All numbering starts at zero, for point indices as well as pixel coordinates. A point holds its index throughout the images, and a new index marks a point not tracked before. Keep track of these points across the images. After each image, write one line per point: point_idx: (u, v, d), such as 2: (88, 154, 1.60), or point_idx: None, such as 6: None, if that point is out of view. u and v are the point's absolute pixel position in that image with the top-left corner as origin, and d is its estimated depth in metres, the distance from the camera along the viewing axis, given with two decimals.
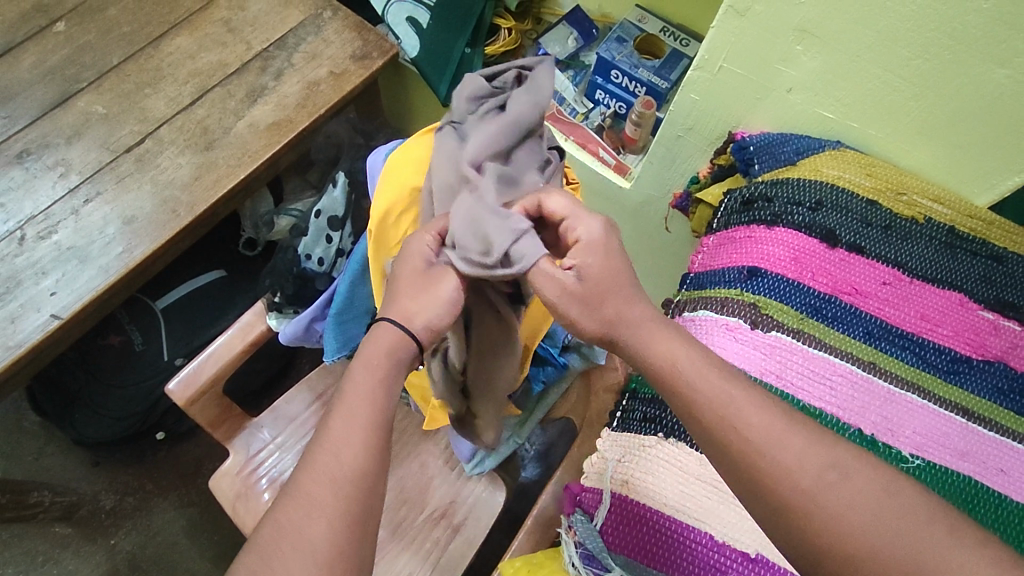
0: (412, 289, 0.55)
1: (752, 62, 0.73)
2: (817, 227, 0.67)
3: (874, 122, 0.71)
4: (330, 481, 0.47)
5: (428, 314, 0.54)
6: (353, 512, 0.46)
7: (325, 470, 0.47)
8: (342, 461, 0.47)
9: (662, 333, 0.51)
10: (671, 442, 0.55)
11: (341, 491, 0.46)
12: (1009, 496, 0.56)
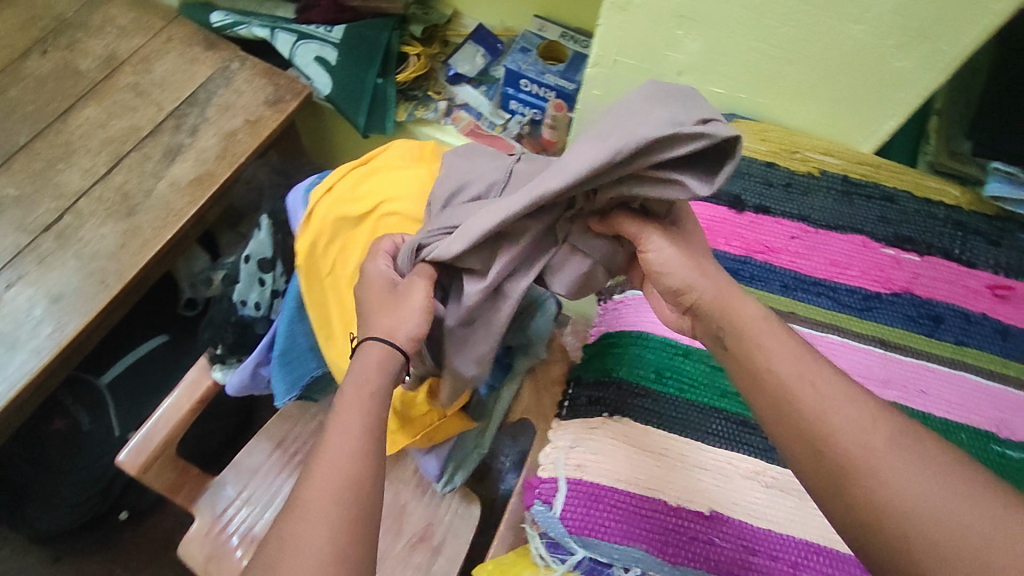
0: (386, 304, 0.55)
1: (641, 52, 0.78)
2: (723, 195, 0.71)
3: (759, 91, 0.75)
4: (335, 484, 0.46)
5: (407, 326, 0.54)
6: (360, 516, 0.46)
7: (330, 470, 0.47)
8: (348, 460, 0.48)
9: (741, 316, 0.50)
10: (616, 419, 0.58)
11: (356, 494, 0.47)
12: (930, 414, 0.61)
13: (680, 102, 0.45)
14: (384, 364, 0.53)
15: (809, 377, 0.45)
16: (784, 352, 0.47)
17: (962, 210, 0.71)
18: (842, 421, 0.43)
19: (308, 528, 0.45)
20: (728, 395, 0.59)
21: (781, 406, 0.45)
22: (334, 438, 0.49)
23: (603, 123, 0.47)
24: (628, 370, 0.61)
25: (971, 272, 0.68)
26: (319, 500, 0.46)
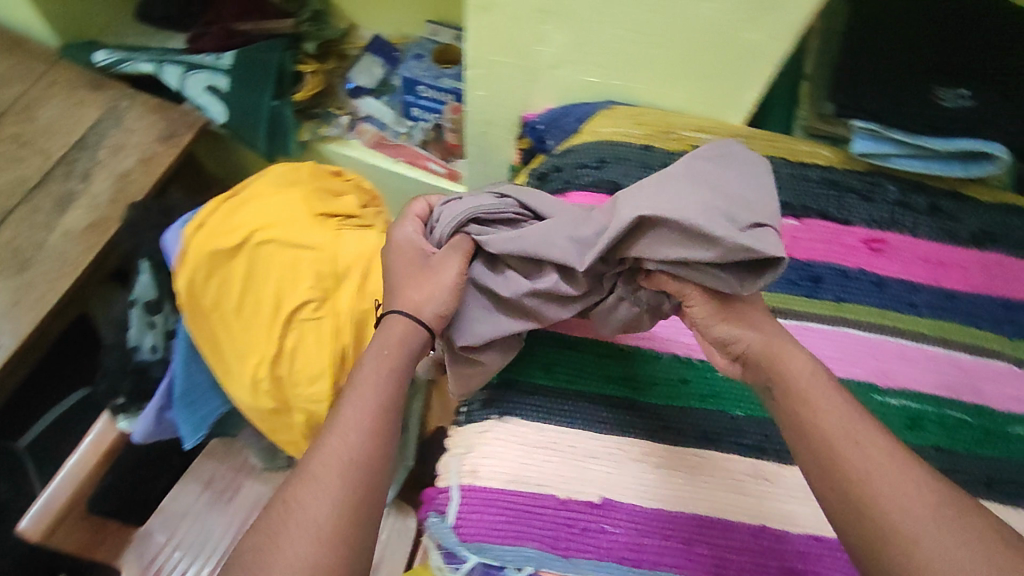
0: (415, 280, 0.58)
1: (514, 49, 0.77)
2: (602, 183, 0.72)
3: (632, 76, 0.75)
4: (341, 461, 0.49)
5: (434, 304, 0.56)
6: (363, 491, 0.49)
7: (339, 445, 0.50)
8: (357, 440, 0.50)
9: (788, 368, 0.52)
10: (506, 419, 0.58)
11: (365, 472, 0.49)
12: None
13: (742, 196, 0.50)
14: (405, 338, 0.56)
15: (852, 441, 0.47)
16: (836, 414, 0.49)
17: (835, 169, 0.74)
18: (886, 489, 0.45)
19: (309, 497, 0.48)
20: (616, 380, 0.61)
21: (836, 478, 0.46)
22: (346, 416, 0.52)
23: (672, 187, 0.51)
24: (521, 369, 0.61)
25: (846, 229, 0.70)
26: (324, 475, 0.48)
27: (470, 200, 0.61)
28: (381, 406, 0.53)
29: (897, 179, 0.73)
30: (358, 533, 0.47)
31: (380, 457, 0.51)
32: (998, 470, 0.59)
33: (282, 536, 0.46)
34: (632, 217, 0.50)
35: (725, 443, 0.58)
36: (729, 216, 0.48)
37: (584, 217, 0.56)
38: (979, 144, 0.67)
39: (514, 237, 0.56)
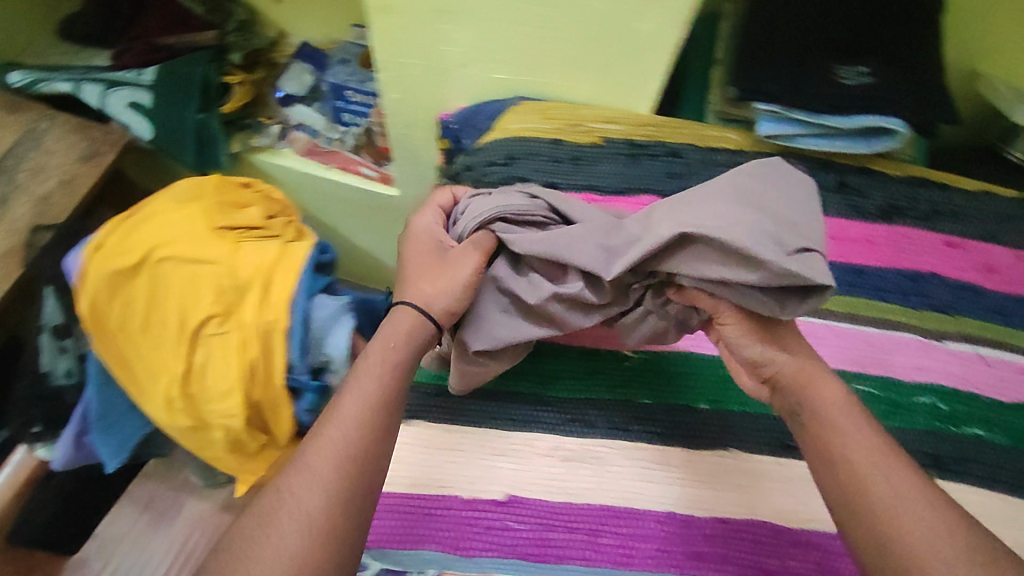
0: (428, 274, 0.57)
1: (421, 51, 0.76)
2: (511, 179, 0.71)
3: (538, 72, 0.74)
4: (337, 448, 0.47)
5: (446, 299, 0.56)
6: (358, 482, 0.46)
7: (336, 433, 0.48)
8: (355, 429, 0.48)
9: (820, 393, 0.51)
10: (412, 423, 0.60)
11: (362, 462, 0.47)
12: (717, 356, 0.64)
13: (789, 219, 0.49)
14: (413, 331, 0.54)
15: (876, 470, 0.45)
16: (863, 445, 0.47)
17: (744, 152, 0.74)
18: (915, 524, 0.42)
19: (301, 484, 0.45)
20: (525, 376, 0.62)
21: (858, 508, 0.44)
22: (344, 405, 0.49)
23: (718, 205, 0.50)
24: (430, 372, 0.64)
25: None
26: (317, 463, 0.46)
27: (496, 198, 0.60)
28: (381, 394, 0.51)
29: (804, 159, 0.74)
30: (349, 526, 0.44)
31: (377, 447, 0.48)
32: (904, 441, 0.60)
33: (269, 526, 0.44)
34: (671, 233, 0.49)
35: (636, 432, 0.59)
36: (776, 238, 0.47)
37: (616, 227, 0.55)
38: (878, 119, 0.67)
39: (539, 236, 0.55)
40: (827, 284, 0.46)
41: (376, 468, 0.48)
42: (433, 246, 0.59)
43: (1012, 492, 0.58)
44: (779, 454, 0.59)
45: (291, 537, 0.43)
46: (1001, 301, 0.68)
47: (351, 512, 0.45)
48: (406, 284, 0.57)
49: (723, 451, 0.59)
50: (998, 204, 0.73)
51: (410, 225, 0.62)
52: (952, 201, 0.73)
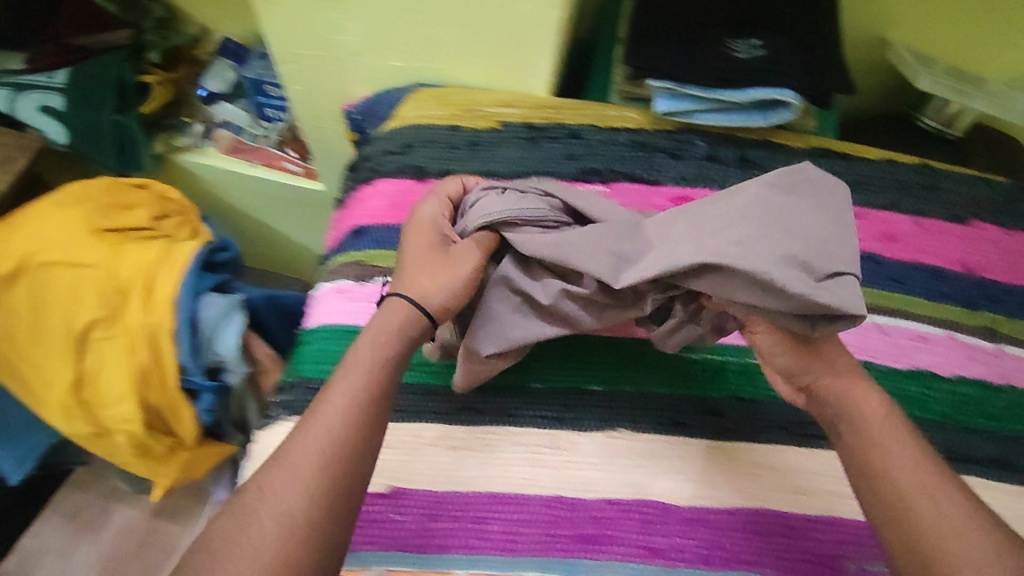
0: (428, 267, 0.54)
1: (314, 40, 0.74)
2: (407, 167, 0.70)
3: (433, 57, 0.73)
4: (321, 446, 0.45)
5: (442, 296, 0.53)
6: (342, 483, 0.45)
7: (321, 429, 0.46)
8: (341, 427, 0.46)
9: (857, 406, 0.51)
10: (294, 418, 0.60)
11: (349, 462, 0.45)
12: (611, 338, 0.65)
13: (823, 240, 0.47)
14: (403, 324, 0.52)
15: (925, 492, 0.45)
16: (904, 460, 0.47)
17: (644, 130, 0.73)
18: (961, 548, 0.43)
19: (283, 484, 0.44)
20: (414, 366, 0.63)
21: (903, 528, 0.44)
22: (331, 399, 0.47)
23: (747, 223, 0.47)
24: (313, 366, 0.62)
25: (655, 189, 0.70)
26: (302, 461, 0.44)
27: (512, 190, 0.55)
28: (367, 387, 0.49)
29: (706, 134, 0.73)
30: (330, 528, 0.43)
31: (363, 445, 0.46)
32: (790, 414, 0.61)
33: (248, 523, 0.42)
34: (694, 256, 0.46)
35: (526, 417, 0.60)
36: (805, 262, 0.45)
37: (628, 234, 0.52)
38: (772, 92, 0.66)
39: (553, 237, 0.51)
40: (858, 312, 0.45)
41: (362, 467, 0.46)
42: (436, 238, 0.56)
43: None
44: (667, 432, 0.60)
45: (270, 539, 0.42)
46: (899, 270, 0.67)
47: (333, 514, 0.44)
48: (404, 276, 0.54)
49: (612, 432, 0.60)
50: (901, 171, 0.72)
51: (418, 218, 0.58)
52: (855, 170, 0.72)
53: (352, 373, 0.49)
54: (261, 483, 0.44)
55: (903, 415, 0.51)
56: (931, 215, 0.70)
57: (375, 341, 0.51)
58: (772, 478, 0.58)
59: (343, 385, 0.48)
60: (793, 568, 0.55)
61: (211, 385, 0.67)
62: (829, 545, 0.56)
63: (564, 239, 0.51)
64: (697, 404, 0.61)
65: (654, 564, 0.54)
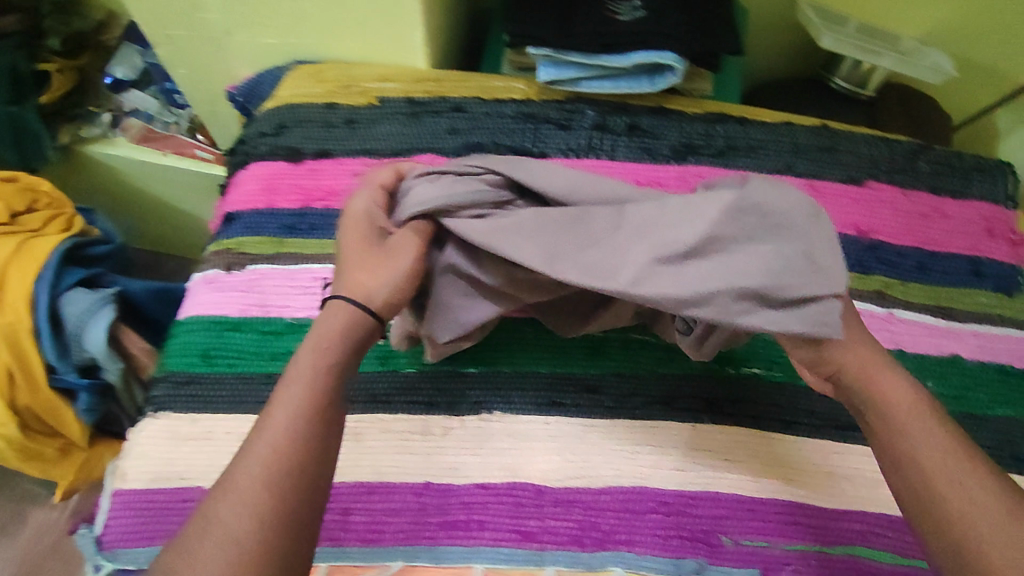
0: (367, 263, 0.49)
1: (181, 20, 0.70)
2: (281, 149, 0.68)
3: (306, 33, 0.69)
4: (267, 469, 0.40)
5: (386, 294, 0.48)
6: (295, 504, 0.40)
7: (267, 451, 0.41)
8: (288, 444, 0.41)
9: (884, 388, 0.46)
10: (159, 415, 0.59)
11: (300, 481, 0.41)
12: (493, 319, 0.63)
13: (797, 259, 0.44)
14: (349, 329, 0.47)
15: (958, 477, 0.42)
16: (929, 443, 0.43)
17: (531, 101, 0.70)
18: (999, 532, 0.39)
19: (231, 516, 0.39)
20: (279, 355, 0.60)
21: (942, 520, 0.41)
22: (275, 417, 0.42)
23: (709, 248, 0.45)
24: (177, 359, 0.60)
25: (541, 162, 0.67)
26: (248, 488, 0.40)
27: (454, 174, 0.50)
28: (311, 398, 0.44)
29: (595, 102, 0.70)
30: (284, 555, 0.39)
31: (313, 461, 0.42)
32: (674, 388, 0.60)
33: (194, 563, 0.37)
34: (651, 282, 0.44)
35: (398, 404, 0.59)
36: (769, 288, 0.43)
37: (587, 231, 0.46)
38: (652, 55, 0.62)
39: (507, 223, 0.47)
40: (826, 336, 0.44)
41: (317, 484, 0.42)
42: (370, 232, 0.50)
43: (775, 429, 0.59)
44: (541, 413, 0.59)
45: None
46: None
47: (288, 539, 0.39)
48: (344, 275, 0.49)
49: (486, 414, 0.58)
50: (796, 135, 0.70)
51: (350, 209, 0.51)
52: (750, 135, 0.70)
53: (297, 384, 0.44)
54: (205, 518, 0.39)
55: (926, 393, 0.46)
56: (825, 177, 0.68)
57: (319, 347, 0.46)
58: (650, 456, 0.57)
59: (291, 398, 0.43)
60: (665, 546, 0.54)
61: (82, 382, 0.66)
62: (707, 521, 0.55)
63: (519, 227, 0.46)
64: (573, 383, 0.60)
65: (525, 548, 0.54)
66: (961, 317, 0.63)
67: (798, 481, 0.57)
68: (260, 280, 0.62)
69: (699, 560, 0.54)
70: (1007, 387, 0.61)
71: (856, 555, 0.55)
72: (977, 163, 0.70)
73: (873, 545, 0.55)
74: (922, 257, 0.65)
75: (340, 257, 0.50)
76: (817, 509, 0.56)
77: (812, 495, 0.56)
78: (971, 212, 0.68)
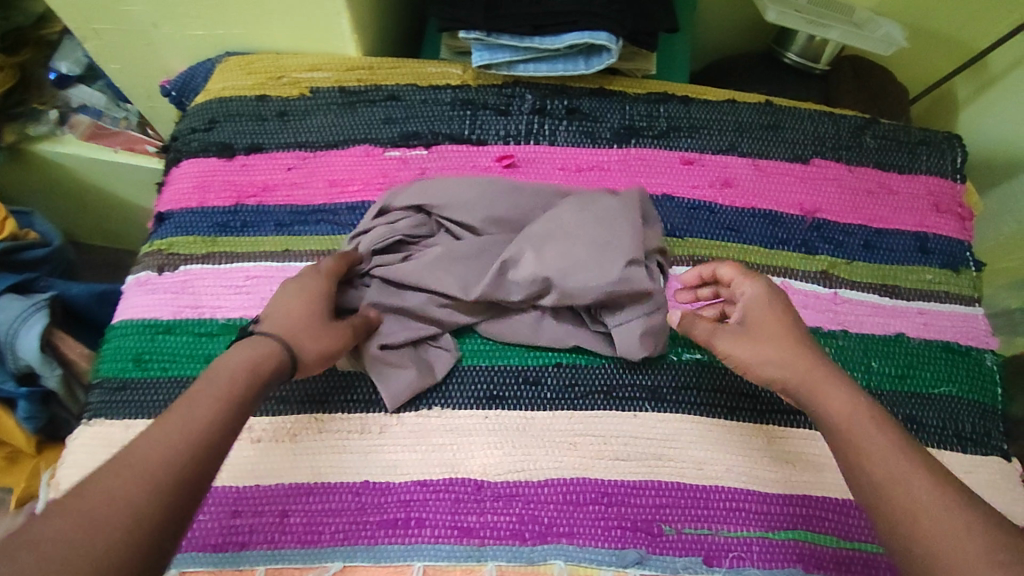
0: (296, 307, 0.52)
1: (102, 14, 0.66)
2: (212, 145, 0.66)
3: (232, 24, 0.67)
4: (171, 453, 0.40)
5: (309, 343, 0.51)
6: (186, 494, 0.40)
7: (175, 436, 0.41)
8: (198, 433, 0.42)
9: (826, 396, 0.46)
10: (93, 422, 0.57)
11: (199, 470, 0.41)
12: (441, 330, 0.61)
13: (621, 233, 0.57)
14: (258, 364, 0.47)
15: (905, 480, 0.41)
16: (878, 451, 0.43)
17: (468, 87, 0.68)
18: (943, 530, 0.38)
19: (124, 492, 0.37)
20: (213, 358, 0.58)
21: (897, 525, 0.40)
22: (197, 406, 0.43)
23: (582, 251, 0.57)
24: (109, 365, 0.58)
25: (480, 150, 0.66)
26: (144, 464, 0.39)
27: (377, 226, 0.60)
28: (228, 393, 0.45)
29: (534, 86, 0.68)
30: (158, 532, 0.37)
31: (213, 453, 0.42)
32: (618, 377, 0.59)
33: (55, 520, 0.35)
34: (525, 285, 0.57)
35: (336, 402, 0.58)
36: (606, 264, 0.56)
37: (479, 256, 0.59)
38: (585, 36, 0.61)
39: (417, 261, 0.59)
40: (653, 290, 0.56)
41: (208, 478, 0.42)
42: (325, 307, 0.53)
43: (719, 415, 0.58)
44: (481, 408, 0.58)
45: (98, 543, 0.35)
46: (734, 217, 0.64)
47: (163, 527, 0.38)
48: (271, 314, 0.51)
49: (425, 410, 0.57)
50: (740, 113, 0.69)
51: (307, 279, 0.54)
52: (693, 115, 0.68)
53: (218, 379, 0.45)
54: (86, 489, 0.37)
55: (875, 403, 0.46)
56: (770, 156, 0.67)
57: (247, 357, 0.47)
58: (591, 446, 0.57)
59: (210, 393, 0.44)
60: (606, 537, 0.53)
61: (21, 391, 0.67)
62: (648, 510, 0.55)
63: (426, 264, 0.58)
64: (513, 375, 0.59)
65: (465, 544, 0.53)
66: (907, 295, 0.62)
67: (740, 467, 0.56)
68: (194, 281, 0.61)
69: (640, 551, 0.53)
70: (953, 364, 0.60)
71: (800, 540, 0.54)
72: (925, 136, 0.69)
73: (815, 528, 0.55)
74: (869, 234, 0.64)
75: (282, 313, 0.51)
76: (760, 494, 0.55)
77: (756, 480, 0.56)
78: (917, 186, 0.67)
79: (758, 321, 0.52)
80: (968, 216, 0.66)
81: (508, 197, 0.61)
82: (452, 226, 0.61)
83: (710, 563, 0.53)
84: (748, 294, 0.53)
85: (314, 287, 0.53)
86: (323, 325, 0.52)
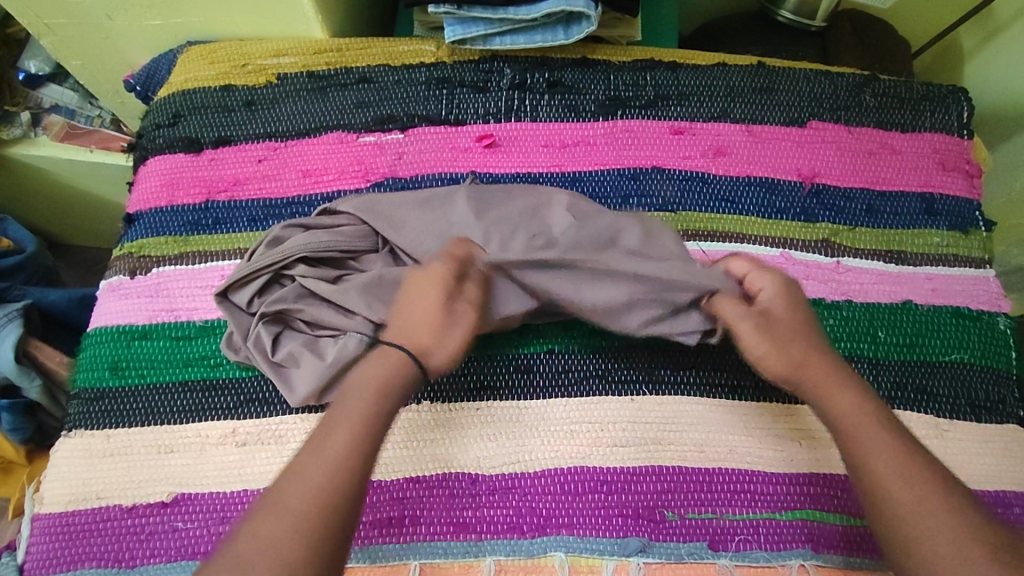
0: (413, 307, 0.48)
1: (56, 9, 0.63)
2: (179, 140, 0.63)
3: (191, 10, 0.64)
4: (310, 487, 0.40)
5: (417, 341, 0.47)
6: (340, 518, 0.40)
7: (316, 468, 0.41)
8: (332, 462, 0.41)
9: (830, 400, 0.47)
10: (73, 433, 0.55)
11: (337, 504, 0.40)
12: None
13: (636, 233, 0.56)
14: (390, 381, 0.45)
15: (901, 479, 0.42)
16: (875, 452, 0.43)
17: (443, 64, 0.65)
18: (930, 523, 0.40)
19: (269, 534, 0.38)
20: (192, 362, 0.56)
21: (885, 520, 0.42)
22: (333, 438, 0.42)
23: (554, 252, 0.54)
24: (86, 374, 0.56)
25: (459, 130, 0.63)
26: (295, 499, 0.40)
27: (307, 235, 0.54)
28: (368, 415, 0.43)
29: (513, 61, 0.65)
30: (316, 553, 0.38)
31: (356, 481, 0.41)
32: (612, 361, 0.56)
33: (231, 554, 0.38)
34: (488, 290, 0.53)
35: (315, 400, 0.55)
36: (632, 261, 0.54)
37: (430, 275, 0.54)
38: (562, 3, 0.57)
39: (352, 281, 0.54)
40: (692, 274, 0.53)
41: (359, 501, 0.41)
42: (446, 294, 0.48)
43: (717, 394, 0.56)
44: (472, 400, 0.55)
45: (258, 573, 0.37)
46: (729, 188, 0.61)
47: (322, 548, 0.39)
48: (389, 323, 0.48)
49: (414, 406, 0.55)
50: (732, 76, 0.65)
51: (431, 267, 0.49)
52: (682, 82, 0.65)
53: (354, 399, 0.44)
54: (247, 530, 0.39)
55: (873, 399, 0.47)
56: (764, 121, 0.63)
57: (375, 379, 0.45)
58: (587, 434, 0.54)
59: (342, 414, 0.43)
60: (606, 526, 0.52)
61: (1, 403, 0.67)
62: (649, 497, 0.52)
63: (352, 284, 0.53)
64: (504, 364, 0.56)
65: (462, 540, 0.51)
66: (913, 260, 0.59)
67: (744, 446, 0.54)
68: (169, 283, 0.58)
69: (643, 539, 0.51)
70: (964, 330, 0.57)
71: (809, 519, 0.52)
72: (928, 91, 0.65)
73: (824, 507, 0.53)
74: (871, 197, 0.61)
75: (406, 312, 0.48)
76: (768, 475, 0.53)
77: (760, 461, 0.54)
78: (921, 144, 0.63)
79: (778, 319, 0.49)
80: (976, 173, 0.63)
81: (466, 207, 0.56)
82: (400, 250, 0.56)
83: (715, 547, 0.51)
84: (766, 290, 0.51)
85: (435, 272, 0.49)
86: (450, 318, 0.48)
